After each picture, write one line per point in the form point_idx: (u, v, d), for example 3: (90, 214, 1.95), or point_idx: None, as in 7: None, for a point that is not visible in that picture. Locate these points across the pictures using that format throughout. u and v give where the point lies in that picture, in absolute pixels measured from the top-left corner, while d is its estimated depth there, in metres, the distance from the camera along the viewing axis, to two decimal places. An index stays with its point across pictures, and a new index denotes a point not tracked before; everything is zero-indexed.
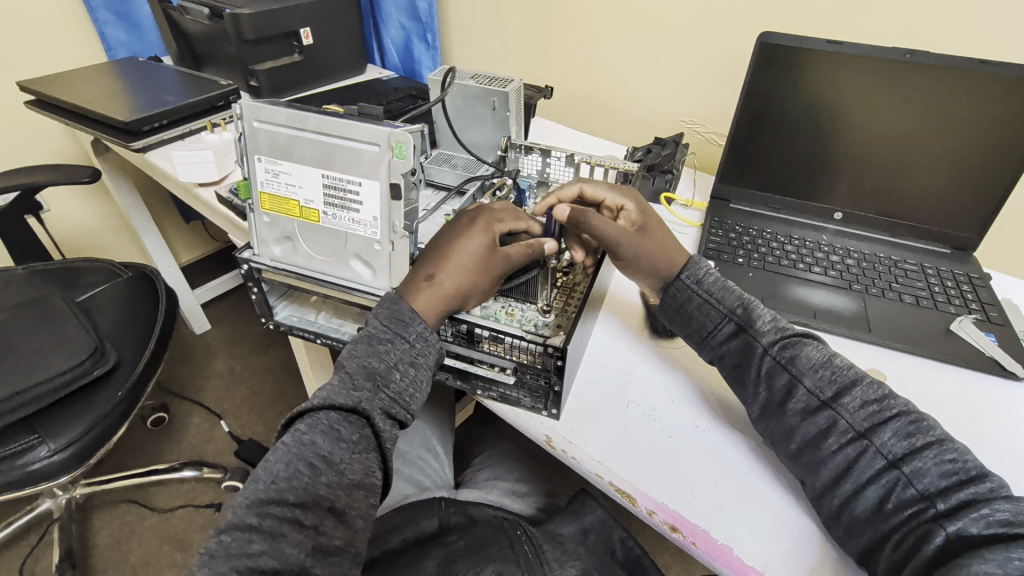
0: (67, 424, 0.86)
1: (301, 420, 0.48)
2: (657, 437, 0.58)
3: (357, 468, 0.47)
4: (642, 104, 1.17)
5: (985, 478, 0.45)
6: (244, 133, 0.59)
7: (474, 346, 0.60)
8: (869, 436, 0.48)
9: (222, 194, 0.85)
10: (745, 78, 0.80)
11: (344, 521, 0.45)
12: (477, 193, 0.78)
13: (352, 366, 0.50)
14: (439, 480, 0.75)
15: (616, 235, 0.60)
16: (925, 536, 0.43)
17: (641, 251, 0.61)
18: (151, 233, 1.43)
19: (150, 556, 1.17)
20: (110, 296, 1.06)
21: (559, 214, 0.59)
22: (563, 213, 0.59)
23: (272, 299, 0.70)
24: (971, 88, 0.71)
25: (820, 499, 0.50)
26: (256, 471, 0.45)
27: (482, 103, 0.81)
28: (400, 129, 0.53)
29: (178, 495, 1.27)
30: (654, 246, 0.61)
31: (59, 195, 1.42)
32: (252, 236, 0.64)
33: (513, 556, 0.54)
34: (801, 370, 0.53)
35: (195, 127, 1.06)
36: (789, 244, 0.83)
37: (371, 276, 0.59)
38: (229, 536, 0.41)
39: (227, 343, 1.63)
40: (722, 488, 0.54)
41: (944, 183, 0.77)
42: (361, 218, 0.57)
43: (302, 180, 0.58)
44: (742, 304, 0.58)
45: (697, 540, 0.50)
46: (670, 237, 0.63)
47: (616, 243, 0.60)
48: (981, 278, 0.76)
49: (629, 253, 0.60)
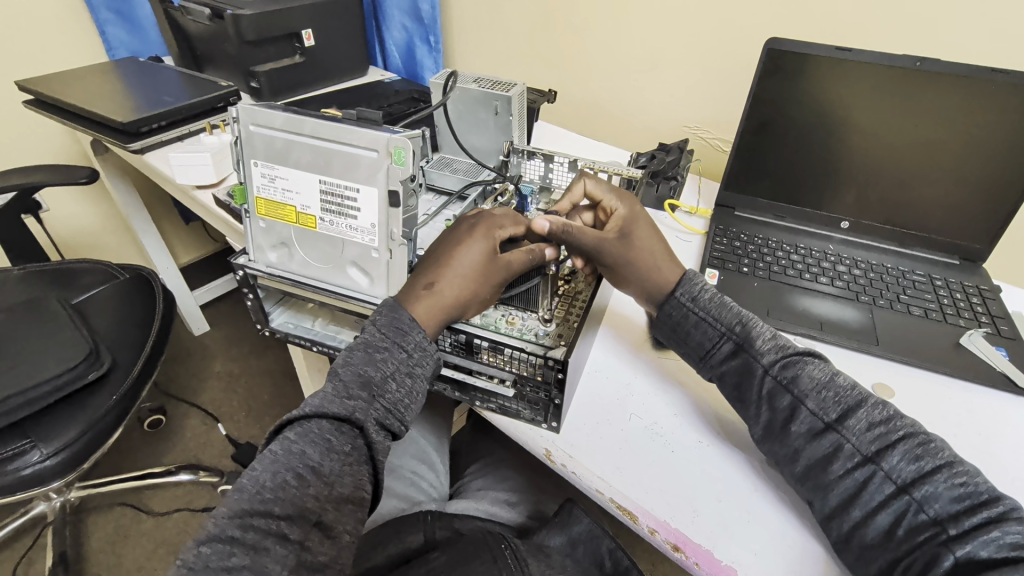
0: (60, 428, 0.85)
1: (290, 429, 0.47)
2: (659, 453, 0.57)
3: (347, 482, 0.46)
4: (647, 109, 1.15)
5: (997, 502, 0.43)
6: (240, 137, 0.58)
7: (473, 356, 0.59)
8: (877, 460, 0.47)
9: (220, 197, 0.84)
10: (752, 85, 0.78)
11: (331, 536, 0.44)
12: (479, 199, 0.77)
13: (346, 375, 0.49)
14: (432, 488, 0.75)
15: (595, 243, 0.58)
16: (933, 560, 0.42)
17: (622, 258, 0.59)
18: (150, 234, 1.43)
19: (144, 560, 1.16)
20: (108, 298, 1.05)
21: (538, 229, 0.57)
22: (541, 227, 0.57)
23: (268, 304, 0.68)
24: (983, 98, 0.70)
25: (828, 521, 0.49)
26: (242, 479, 0.44)
27: (485, 107, 0.80)
28: (399, 135, 0.52)
29: (173, 498, 1.26)
30: (636, 254, 0.60)
31: (58, 195, 1.41)
32: (247, 241, 0.62)
33: (495, 568, 0.53)
34: (803, 392, 0.51)
35: (194, 129, 1.05)
36: (794, 253, 0.82)
37: (368, 284, 0.58)
38: (209, 548, 0.40)
39: (225, 345, 1.62)
40: (724, 506, 0.52)
41: (954, 194, 0.75)
42: (359, 225, 0.56)
43: (299, 185, 0.57)
44: (741, 322, 0.56)
45: (700, 560, 0.49)
46: (652, 242, 0.62)
47: (597, 249, 0.58)
48: (990, 290, 0.75)
49: (610, 260, 0.59)
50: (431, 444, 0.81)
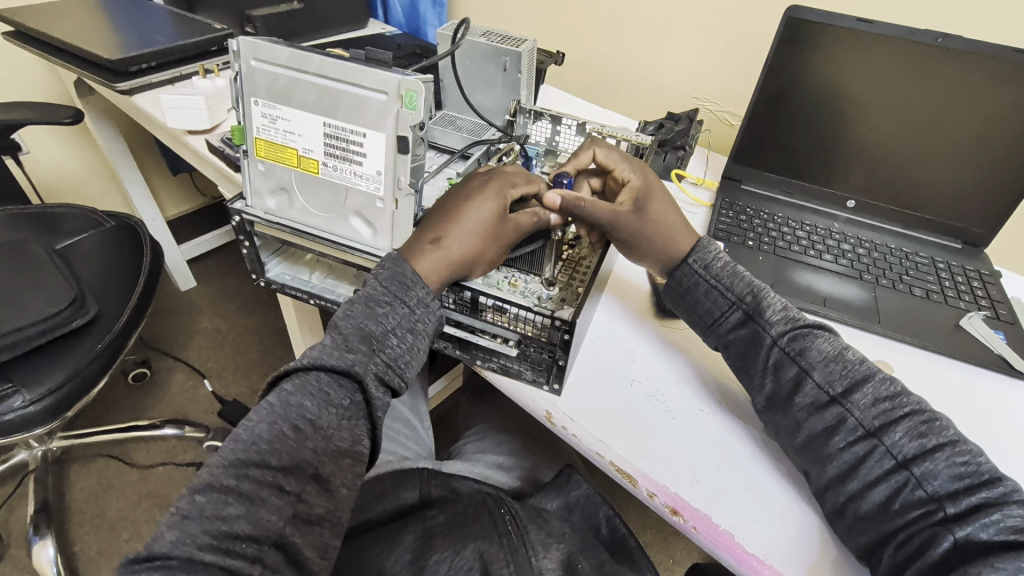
0: (43, 374, 0.83)
1: (288, 380, 0.45)
2: (660, 419, 0.56)
3: (345, 436, 0.44)
4: (655, 79, 1.13)
5: (998, 482, 0.44)
6: (241, 73, 0.54)
7: (476, 315, 0.58)
8: (879, 435, 0.47)
9: (215, 143, 0.80)
10: (768, 54, 0.76)
11: (328, 489, 0.43)
12: (482, 157, 0.74)
13: (345, 328, 0.47)
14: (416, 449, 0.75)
15: (610, 217, 0.57)
16: (931, 539, 0.42)
17: (637, 232, 0.58)
18: (136, 182, 1.37)
19: (129, 511, 1.15)
20: (94, 245, 1.01)
21: (548, 202, 0.55)
22: (552, 202, 0.55)
23: (264, 254, 0.67)
24: (1003, 80, 0.68)
25: (824, 492, 0.49)
26: (236, 430, 0.43)
27: (493, 62, 0.76)
28: (411, 76, 0.49)
29: (158, 452, 1.25)
30: (652, 228, 0.59)
31: (38, 135, 1.35)
32: (244, 185, 0.60)
33: (495, 534, 0.52)
34: (811, 363, 0.51)
35: (186, 72, 0.99)
36: (800, 229, 0.81)
37: (371, 235, 0.56)
38: (203, 497, 0.39)
39: (214, 301, 1.59)
40: (723, 473, 0.53)
41: (964, 178, 0.75)
42: (364, 171, 0.54)
43: (302, 127, 0.54)
44: (752, 292, 0.55)
45: (698, 524, 0.49)
46: (670, 212, 0.61)
47: (612, 223, 0.57)
48: (991, 275, 0.75)
49: (626, 234, 0.58)
50: (408, 403, 0.81)
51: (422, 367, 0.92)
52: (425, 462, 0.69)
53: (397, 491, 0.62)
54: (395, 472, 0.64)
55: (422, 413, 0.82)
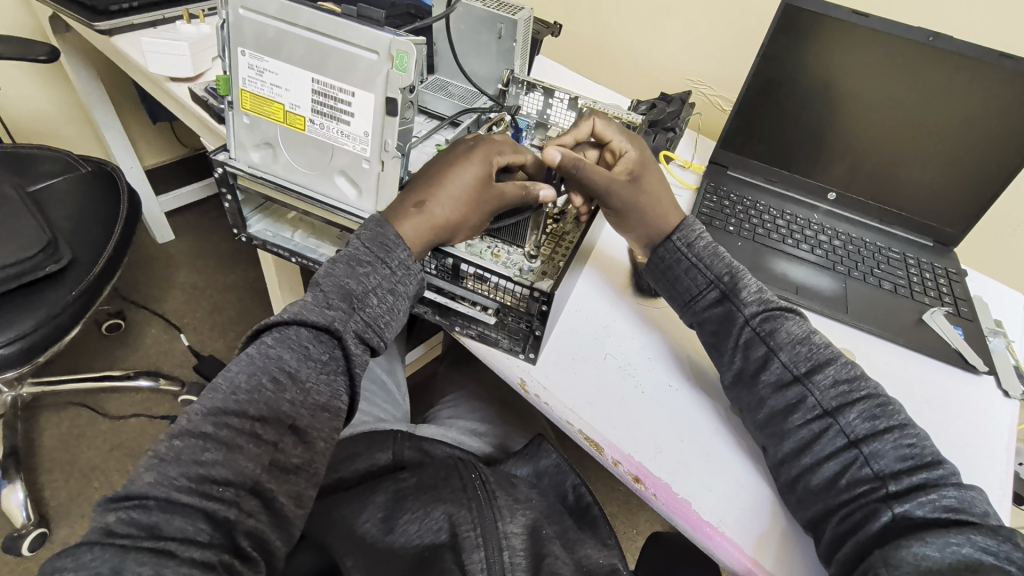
0: (14, 318, 0.81)
1: (268, 333, 0.46)
2: (630, 392, 0.58)
3: (323, 390, 0.45)
4: (652, 57, 1.12)
5: (938, 465, 0.47)
6: (227, 21, 0.53)
7: (457, 282, 0.59)
8: (835, 415, 0.49)
9: (198, 92, 0.78)
10: (763, 41, 0.76)
11: (305, 441, 0.44)
12: (472, 126, 0.73)
13: (327, 285, 0.47)
14: (392, 412, 0.76)
15: (605, 183, 0.57)
16: (871, 514, 0.45)
17: (630, 203, 0.59)
18: (113, 127, 1.33)
19: (100, 461, 1.15)
20: (68, 190, 0.98)
21: (548, 159, 0.55)
22: (552, 158, 0.55)
23: (246, 210, 0.66)
24: (988, 82, 0.70)
25: (779, 466, 0.51)
26: (217, 379, 0.43)
27: (487, 29, 0.74)
28: (403, 37, 0.48)
29: (131, 403, 1.24)
30: (646, 201, 0.60)
31: (9, 72, 1.29)
32: (228, 138, 0.59)
33: (465, 498, 0.53)
34: (779, 344, 0.53)
35: (169, 16, 0.95)
36: (780, 218, 0.82)
37: (356, 196, 0.56)
38: (182, 442, 0.40)
39: (192, 256, 1.56)
40: (686, 446, 0.55)
41: (941, 179, 0.77)
42: (351, 131, 0.53)
43: (289, 82, 0.53)
44: (730, 272, 0.57)
45: (657, 492, 0.52)
46: (665, 194, 0.62)
47: (607, 191, 0.58)
48: (957, 274, 0.78)
49: (619, 203, 0.58)
50: (385, 367, 0.82)
51: (400, 333, 0.93)
52: (399, 424, 0.70)
53: (370, 451, 0.63)
54: (369, 433, 0.65)
55: (398, 378, 0.83)
